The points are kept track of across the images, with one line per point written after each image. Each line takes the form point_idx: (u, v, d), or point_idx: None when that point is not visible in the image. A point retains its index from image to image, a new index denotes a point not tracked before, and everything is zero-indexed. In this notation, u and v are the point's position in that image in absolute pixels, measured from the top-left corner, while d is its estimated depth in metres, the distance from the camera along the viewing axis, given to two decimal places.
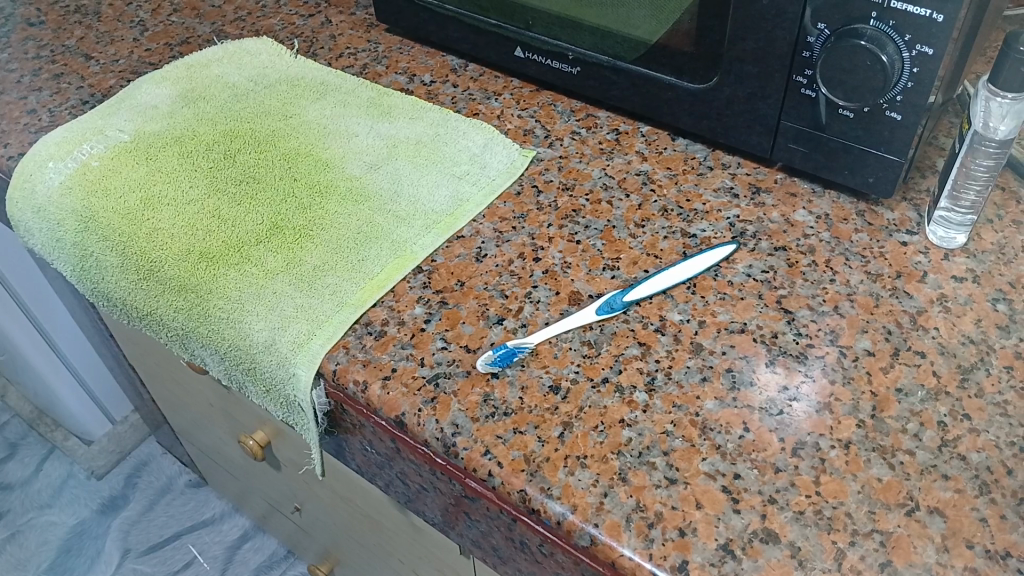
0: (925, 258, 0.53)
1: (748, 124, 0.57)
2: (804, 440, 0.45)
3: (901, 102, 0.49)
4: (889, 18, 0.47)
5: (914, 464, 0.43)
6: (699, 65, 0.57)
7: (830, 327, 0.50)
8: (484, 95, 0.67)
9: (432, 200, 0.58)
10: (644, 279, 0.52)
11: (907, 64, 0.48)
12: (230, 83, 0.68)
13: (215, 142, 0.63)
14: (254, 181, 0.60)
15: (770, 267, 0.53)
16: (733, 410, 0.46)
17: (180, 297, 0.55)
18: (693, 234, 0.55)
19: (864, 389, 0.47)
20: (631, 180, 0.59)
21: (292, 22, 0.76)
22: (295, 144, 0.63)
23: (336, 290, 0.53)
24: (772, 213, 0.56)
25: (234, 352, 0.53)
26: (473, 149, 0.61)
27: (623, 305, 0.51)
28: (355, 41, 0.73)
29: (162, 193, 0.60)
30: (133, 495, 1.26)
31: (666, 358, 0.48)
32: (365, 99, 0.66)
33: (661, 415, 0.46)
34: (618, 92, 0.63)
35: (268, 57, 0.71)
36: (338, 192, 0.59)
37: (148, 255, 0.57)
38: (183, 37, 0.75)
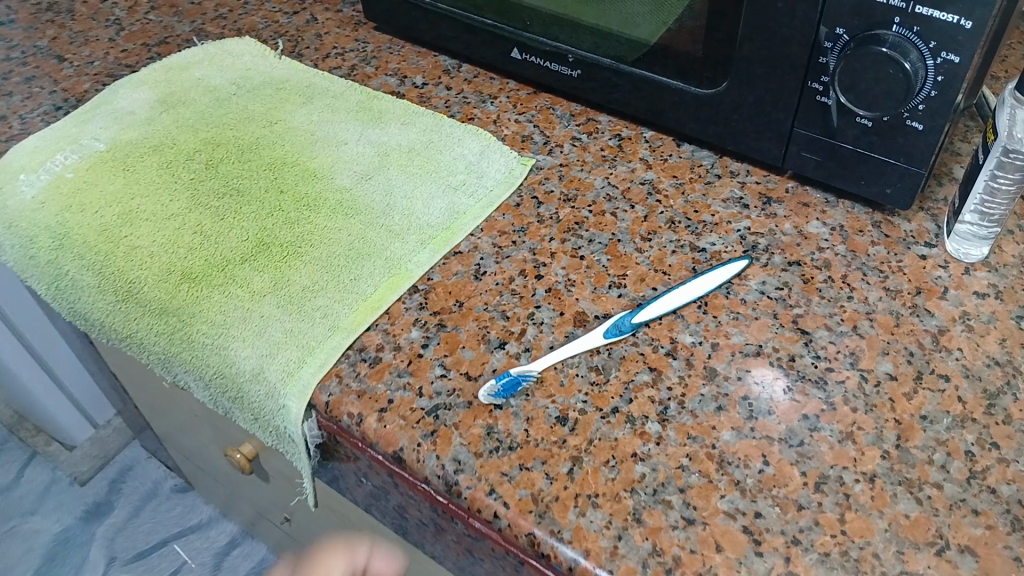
0: (945, 272, 0.51)
1: (758, 131, 0.54)
2: (827, 473, 0.42)
3: (923, 112, 0.47)
4: (914, 25, 0.44)
5: (942, 499, 0.41)
6: (706, 69, 0.54)
7: (849, 349, 0.47)
8: (479, 99, 0.63)
9: (427, 213, 0.55)
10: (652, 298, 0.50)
11: (932, 72, 0.45)
12: (212, 86, 0.65)
13: (196, 151, 0.60)
14: (238, 193, 0.57)
15: (785, 284, 0.50)
16: (752, 442, 0.44)
17: (160, 320, 0.52)
18: (703, 248, 0.52)
19: (887, 417, 0.44)
20: (636, 190, 0.56)
21: (275, 19, 0.72)
22: (280, 151, 0.60)
23: (328, 312, 0.50)
24: (785, 224, 0.53)
25: (219, 380, 0.50)
26: (469, 157, 0.58)
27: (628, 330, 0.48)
28: (342, 39, 0.70)
29: (141, 207, 0.57)
30: (117, 501, 1.24)
31: (678, 385, 0.46)
32: (355, 103, 0.63)
33: (675, 449, 0.43)
34: (620, 96, 0.60)
35: (251, 58, 0.67)
36: (328, 205, 0.56)
37: (128, 274, 0.54)
38: (162, 36, 0.71)
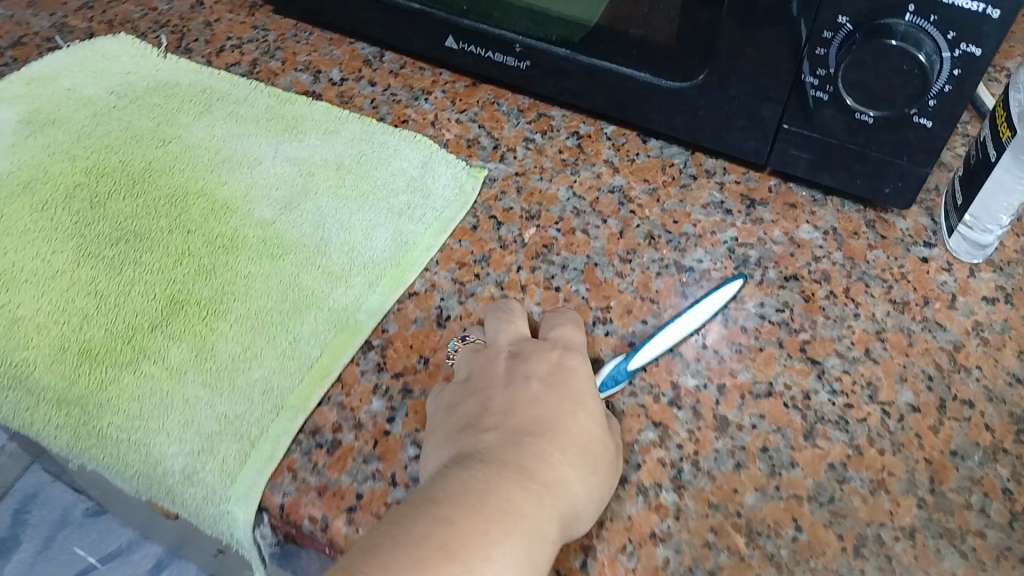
0: (950, 277, 0.47)
1: (739, 127, 0.48)
2: (864, 533, 0.38)
3: (934, 109, 0.42)
4: (931, 13, 0.39)
5: (987, 549, 0.38)
6: (679, 60, 0.47)
7: (865, 378, 0.43)
8: (411, 95, 0.55)
9: (370, 247, 0.47)
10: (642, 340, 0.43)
11: (947, 65, 0.40)
12: (86, 99, 0.54)
13: (76, 186, 0.50)
14: (136, 238, 0.48)
15: (785, 304, 0.45)
16: (779, 504, 0.39)
17: (56, 411, 0.42)
18: (690, 266, 0.47)
19: (916, 456, 0.40)
20: (606, 200, 0.50)
21: (153, 6, 0.61)
22: (182, 179, 0.50)
23: (269, 388, 0.42)
24: (774, 230, 0.48)
25: (141, 483, 0.41)
26: (411, 172, 0.50)
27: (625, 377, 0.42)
28: (237, 28, 0.59)
29: (16, 265, 0.46)
30: (23, 532, 1.12)
31: (689, 441, 0.41)
32: (264, 110, 0.54)
33: (698, 522, 0.38)
34: (571, 84, 0.52)
35: (131, 60, 0.56)
36: (250, 246, 0.47)
37: (11, 353, 0.44)
38: (16, 36, 0.59)
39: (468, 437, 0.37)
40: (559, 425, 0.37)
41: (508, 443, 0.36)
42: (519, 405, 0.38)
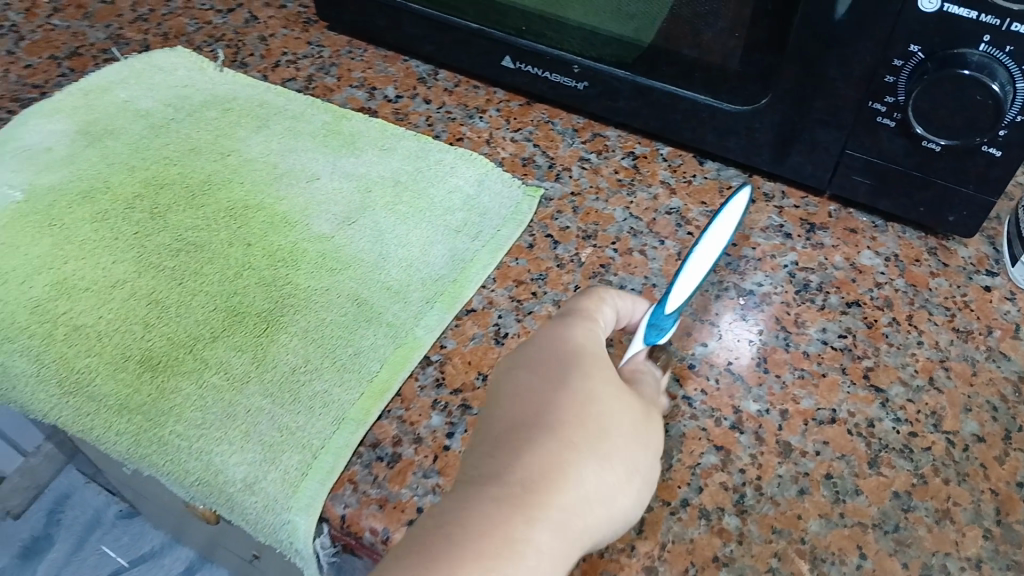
0: (1014, 306, 0.46)
1: (799, 151, 0.48)
2: (930, 563, 0.38)
3: (1005, 138, 0.41)
4: (1005, 43, 0.38)
5: None
6: (739, 83, 0.47)
7: (929, 407, 0.42)
8: (465, 113, 0.55)
9: (427, 263, 0.47)
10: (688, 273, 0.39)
11: (1021, 96, 0.39)
12: (144, 111, 0.55)
13: (137, 197, 0.50)
14: (196, 249, 0.48)
15: (847, 330, 0.45)
16: (844, 532, 0.38)
17: (119, 418, 0.43)
18: (750, 289, 0.46)
19: (982, 487, 0.40)
20: (663, 221, 0.49)
21: (208, 20, 0.61)
22: (241, 192, 0.51)
23: (329, 400, 0.42)
24: (835, 256, 0.48)
25: (202, 489, 0.42)
26: (467, 190, 0.50)
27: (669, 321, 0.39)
28: (292, 43, 0.60)
29: (78, 274, 0.47)
30: (57, 534, 1.15)
31: (751, 466, 0.40)
32: (320, 125, 0.54)
33: (761, 548, 0.38)
34: (624, 105, 0.52)
35: (187, 73, 0.57)
36: (308, 260, 0.47)
37: (73, 360, 0.44)
38: (72, 46, 0.59)
39: (524, 426, 0.35)
40: (621, 432, 0.35)
41: (571, 443, 0.34)
42: (582, 399, 0.35)
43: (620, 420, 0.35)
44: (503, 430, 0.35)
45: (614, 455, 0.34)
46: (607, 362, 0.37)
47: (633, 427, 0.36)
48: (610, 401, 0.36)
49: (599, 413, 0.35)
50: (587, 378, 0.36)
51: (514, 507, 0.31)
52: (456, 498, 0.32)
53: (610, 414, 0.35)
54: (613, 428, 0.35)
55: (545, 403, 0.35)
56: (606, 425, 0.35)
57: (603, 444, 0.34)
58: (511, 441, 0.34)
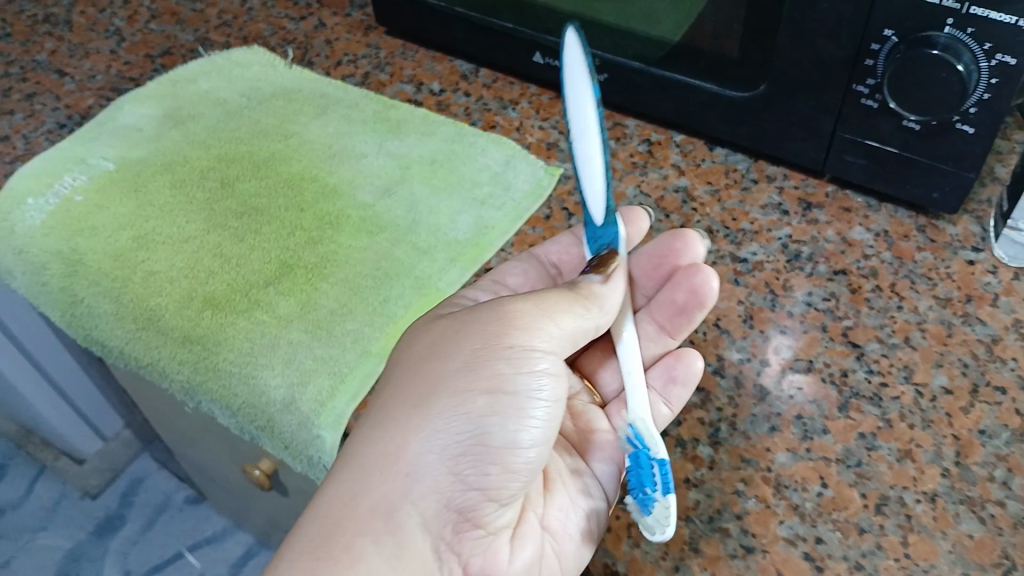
0: (995, 278, 0.49)
1: (796, 133, 0.52)
2: (887, 495, 0.41)
3: (975, 115, 0.44)
4: (968, 25, 0.42)
5: (1006, 518, 0.40)
6: (741, 70, 0.52)
7: (903, 362, 0.46)
8: (500, 105, 0.62)
9: (454, 228, 0.53)
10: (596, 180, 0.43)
11: (985, 75, 0.43)
12: (221, 99, 0.63)
13: (210, 169, 0.58)
14: (256, 212, 0.55)
15: (832, 294, 0.48)
16: (809, 464, 0.42)
17: (182, 348, 0.50)
18: (744, 258, 0.50)
19: (945, 433, 0.43)
20: (670, 198, 0.54)
21: (282, 26, 0.70)
22: (298, 167, 0.58)
23: (358, 337, 0.48)
24: (827, 231, 0.52)
25: (248, 410, 0.49)
26: (494, 168, 0.56)
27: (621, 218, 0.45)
28: (353, 46, 0.67)
29: (156, 230, 0.55)
30: (130, 514, 1.24)
31: (729, 406, 0.44)
32: (371, 113, 0.61)
33: (730, 473, 0.42)
34: (645, 97, 0.58)
35: (261, 68, 0.65)
36: (350, 223, 0.54)
37: (146, 299, 0.52)
38: (164, 47, 0.68)
39: (426, 379, 0.41)
40: (516, 382, 0.40)
41: (459, 392, 0.40)
42: (480, 357, 0.40)
43: (518, 370, 0.40)
44: (411, 383, 0.41)
45: (504, 403, 0.40)
46: (530, 296, 0.42)
47: (529, 380, 0.40)
48: (508, 363, 0.40)
49: (494, 370, 0.40)
50: (492, 342, 0.41)
51: (409, 446, 0.39)
52: (364, 440, 0.40)
53: (504, 372, 0.40)
54: (509, 375, 0.40)
55: (447, 359, 0.41)
56: (498, 379, 0.40)
57: (493, 393, 0.40)
58: (411, 392, 0.41)
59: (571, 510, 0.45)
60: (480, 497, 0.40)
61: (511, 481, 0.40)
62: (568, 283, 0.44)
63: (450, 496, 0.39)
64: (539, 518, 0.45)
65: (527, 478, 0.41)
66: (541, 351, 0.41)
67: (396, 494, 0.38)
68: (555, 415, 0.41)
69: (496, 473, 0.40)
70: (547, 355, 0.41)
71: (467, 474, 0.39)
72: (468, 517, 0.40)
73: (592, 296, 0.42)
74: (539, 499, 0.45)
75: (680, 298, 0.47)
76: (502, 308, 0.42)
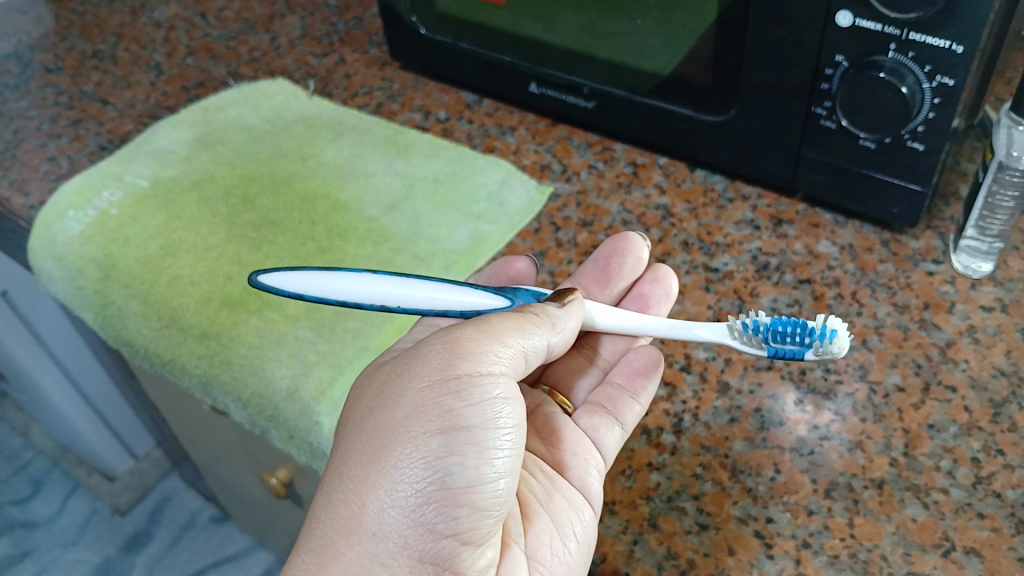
0: (952, 288, 0.52)
1: (767, 154, 0.57)
2: (836, 480, 0.44)
3: (923, 132, 0.49)
4: (909, 50, 0.46)
5: (948, 503, 0.42)
6: (716, 97, 0.57)
7: (858, 362, 0.49)
8: (500, 131, 0.67)
9: (451, 240, 0.58)
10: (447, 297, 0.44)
11: (928, 95, 0.47)
12: (247, 125, 0.69)
13: (233, 186, 0.63)
14: (272, 224, 0.60)
15: (796, 301, 0.52)
16: (764, 451, 0.45)
17: (200, 343, 0.55)
18: (716, 268, 0.55)
19: (896, 426, 0.46)
20: (651, 215, 0.58)
21: (306, 61, 0.76)
22: (312, 185, 0.63)
23: (358, 334, 0.53)
24: (796, 244, 0.56)
25: (256, 400, 0.53)
26: (491, 187, 0.61)
27: (514, 289, 0.47)
28: (370, 79, 0.73)
29: (182, 239, 0.60)
30: (157, 531, 1.29)
31: (692, 399, 0.48)
32: (381, 138, 0.66)
33: (690, 458, 0.45)
34: (635, 124, 0.62)
35: (284, 98, 0.71)
36: (356, 234, 0.59)
37: (170, 300, 0.57)
38: (199, 79, 0.75)
39: (376, 432, 0.41)
40: (469, 415, 0.40)
41: (411, 436, 0.40)
42: (428, 398, 0.41)
43: (470, 402, 0.41)
44: (362, 439, 0.41)
45: (459, 440, 0.40)
46: (475, 323, 0.43)
47: (482, 410, 0.41)
48: (458, 396, 0.41)
49: (443, 406, 0.41)
50: (439, 378, 0.41)
51: (371, 506, 0.40)
52: (325, 505, 0.41)
53: (455, 406, 0.41)
54: (460, 409, 0.41)
55: (395, 407, 0.41)
56: (449, 414, 0.40)
57: (447, 431, 0.40)
58: (365, 447, 0.41)
59: (555, 536, 0.45)
60: (455, 543, 0.40)
61: (483, 518, 0.41)
62: (517, 308, 0.44)
63: (422, 550, 0.40)
64: (523, 547, 0.45)
65: (498, 513, 0.41)
66: (489, 377, 0.42)
67: (364, 559, 0.39)
68: (514, 443, 0.42)
69: (465, 514, 0.40)
70: (497, 381, 0.42)
71: (436, 523, 0.40)
72: (447, 565, 0.40)
73: (532, 318, 0.43)
74: (521, 528, 0.46)
75: (648, 289, 0.51)
76: (447, 341, 0.42)
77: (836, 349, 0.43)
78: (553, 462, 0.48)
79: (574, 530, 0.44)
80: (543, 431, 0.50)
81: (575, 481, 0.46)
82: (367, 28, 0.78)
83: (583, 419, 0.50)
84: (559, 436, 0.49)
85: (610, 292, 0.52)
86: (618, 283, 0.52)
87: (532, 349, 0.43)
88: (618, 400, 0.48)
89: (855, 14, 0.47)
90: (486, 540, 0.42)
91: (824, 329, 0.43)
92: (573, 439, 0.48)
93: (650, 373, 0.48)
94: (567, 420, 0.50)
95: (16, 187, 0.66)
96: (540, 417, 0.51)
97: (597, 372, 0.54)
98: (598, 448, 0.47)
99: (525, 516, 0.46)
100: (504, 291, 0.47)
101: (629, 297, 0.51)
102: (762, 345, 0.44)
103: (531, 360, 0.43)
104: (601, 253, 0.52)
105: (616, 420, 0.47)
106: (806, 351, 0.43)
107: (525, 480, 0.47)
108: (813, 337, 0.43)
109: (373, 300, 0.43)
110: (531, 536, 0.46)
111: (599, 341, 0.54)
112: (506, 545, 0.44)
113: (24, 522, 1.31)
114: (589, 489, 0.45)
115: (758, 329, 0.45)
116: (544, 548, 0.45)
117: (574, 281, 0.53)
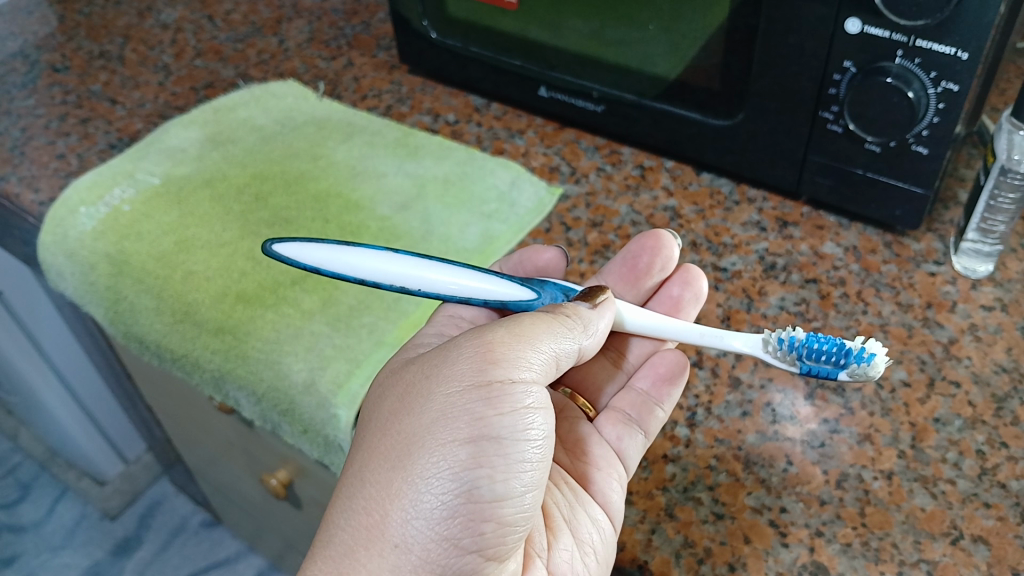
0: (954, 287, 0.54)
1: (771, 158, 0.58)
2: (847, 472, 0.45)
3: (927, 137, 0.50)
4: (915, 56, 0.48)
5: (956, 493, 0.44)
6: (722, 102, 0.58)
7: None
8: (508, 134, 0.68)
9: (463, 238, 0.59)
10: (472, 281, 0.46)
11: (933, 100, 0.49)
12: (258, 126, 0.69)
13: (245, 185, 0.64)
14: (286, 222, 0.61)
15: (803, 299, 0.53)
16: (776, 444, 0.47)
17: (215, 337, 0.55)
18: (724, 267, 0.56)
19: (902, 420, 0.47)
20: (659, 216, 0.60)
21: (315, 64, 0.76)
22: (324, 184, 0.64)
23: (373, 329, 0.54)
24: (801, 245, 0.57)
25: (272, 394, 0.53)
26: (502, 187, 0.62)
27: (541, 281, 0.47)
28: (378, 82, 0.74)
29: (196, 235, 0.60)
30: (147, 535, 1.29)
31: (705, 393, 0.49)
32: (392, 139, 0.67)
33: (703, 450, 0.47)
34: (640, 129, 0.64)
35: (295, 100, 0.72)
36: (370, 232, 0.60)
37: (185, 295, 0.57)
38: (207, 80, 0.75)
39: (402, 438, 0.41)
40: (498, 426, 0.40)
41: (439, 445, 0.40)
42: (456, 405, 0.41)
43: (500, 412, 0.40)
44: (386, 444, 0.41)
45: (488, 451, 0.40)
46: (508, 327, 0.43)
47: (512, 421, 0.40)
48: (489, 405, 0.40)
49: (472, 415, 0.40)
50: (469, 385, 0.41)
51: (395, 516, 0.40)
52: (347, 512, 0.41)
53: (486, 415, 0.40)
54: (490, 418, 0.40)
55: (421, 412, 0.41)
56: (478, 423, 0.40)
57: (476, 442, 0.40)
58: (389, 453, 0.41)
59: (574, 552, 0.46)
60: (478, 558, 0.40)
61: (507, 533, 0.40)
62: (549, 310, 0.44)
63: (445, 563, 0.40)
64: (545, 562, 0.46)
65: (522, 529, 0.41)
66: (521, 387, 0.41)
67: (385, 569, 0.39)
68: (542, 456, 0.41)
69: (490, 529, 0.40)
70: (528, 390, 0.41)
71: (461, 537, 0.40)
72: None
73: (563, 320, 0.43)
74: (544, 542, 0.46)
75: (677, 292, 0.51)
76: (478, 347, 0.42)
77: (872, 372, 0.43)
78: (576, 475, 0.49)
79: (594, 546, 0.45)
80: (567, 441, 0.51)
81: (598, 496, 0.46)
82: (375, 33, 0.79)
83: (607, 427, 0.50)
84: (583, 448, 0.50)
85: (638, 291, 0.53)
86: (646, 283, 0.53)
87: (564, 354, 0.42)
88: (643, 408, 0.49)
89: (863, 21, 0.48)
90: (508, 554, 0.41)
91: (862, 353, 0.44)
92: (597, 452, 0.49)
93: (675, 379, 0.49)
94: (590, 429, 0.51)
95: (26, 184, 0.66)
96: (564, 425, 0.52)
97: (623, 376, 0.54)
98: (621, 459, 0.47)
99: (549, 529, 0.47)
100: (530, 283, 0.47)
101: (657, 298, 0.52)
102: (795, 361, 0.45)
103: (563, 364, 0.43)
104: (629, 252, 0.53)
105: (640, 428, 0.48)
106: (840, 370, 0.44)
107: (550, 492, 0.48)
108: (849, 358, 0.43)
109: (392, 281, 0.45)
110: (553, 551, 0.46)
111: (627, 345, 0.55)
112: (528, 560, 0.45)
113: (11, 526, 1.31)
114: (611, 505, 0.45)
115: (793, 346, 0.45)
116: (564, 563, 0.46)
117: (602, 279, 0.54)
